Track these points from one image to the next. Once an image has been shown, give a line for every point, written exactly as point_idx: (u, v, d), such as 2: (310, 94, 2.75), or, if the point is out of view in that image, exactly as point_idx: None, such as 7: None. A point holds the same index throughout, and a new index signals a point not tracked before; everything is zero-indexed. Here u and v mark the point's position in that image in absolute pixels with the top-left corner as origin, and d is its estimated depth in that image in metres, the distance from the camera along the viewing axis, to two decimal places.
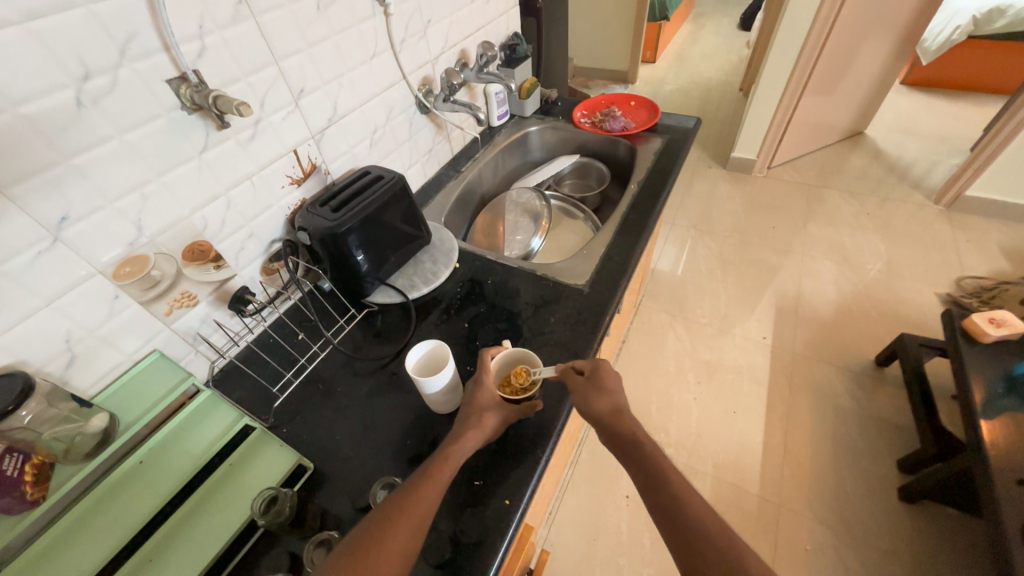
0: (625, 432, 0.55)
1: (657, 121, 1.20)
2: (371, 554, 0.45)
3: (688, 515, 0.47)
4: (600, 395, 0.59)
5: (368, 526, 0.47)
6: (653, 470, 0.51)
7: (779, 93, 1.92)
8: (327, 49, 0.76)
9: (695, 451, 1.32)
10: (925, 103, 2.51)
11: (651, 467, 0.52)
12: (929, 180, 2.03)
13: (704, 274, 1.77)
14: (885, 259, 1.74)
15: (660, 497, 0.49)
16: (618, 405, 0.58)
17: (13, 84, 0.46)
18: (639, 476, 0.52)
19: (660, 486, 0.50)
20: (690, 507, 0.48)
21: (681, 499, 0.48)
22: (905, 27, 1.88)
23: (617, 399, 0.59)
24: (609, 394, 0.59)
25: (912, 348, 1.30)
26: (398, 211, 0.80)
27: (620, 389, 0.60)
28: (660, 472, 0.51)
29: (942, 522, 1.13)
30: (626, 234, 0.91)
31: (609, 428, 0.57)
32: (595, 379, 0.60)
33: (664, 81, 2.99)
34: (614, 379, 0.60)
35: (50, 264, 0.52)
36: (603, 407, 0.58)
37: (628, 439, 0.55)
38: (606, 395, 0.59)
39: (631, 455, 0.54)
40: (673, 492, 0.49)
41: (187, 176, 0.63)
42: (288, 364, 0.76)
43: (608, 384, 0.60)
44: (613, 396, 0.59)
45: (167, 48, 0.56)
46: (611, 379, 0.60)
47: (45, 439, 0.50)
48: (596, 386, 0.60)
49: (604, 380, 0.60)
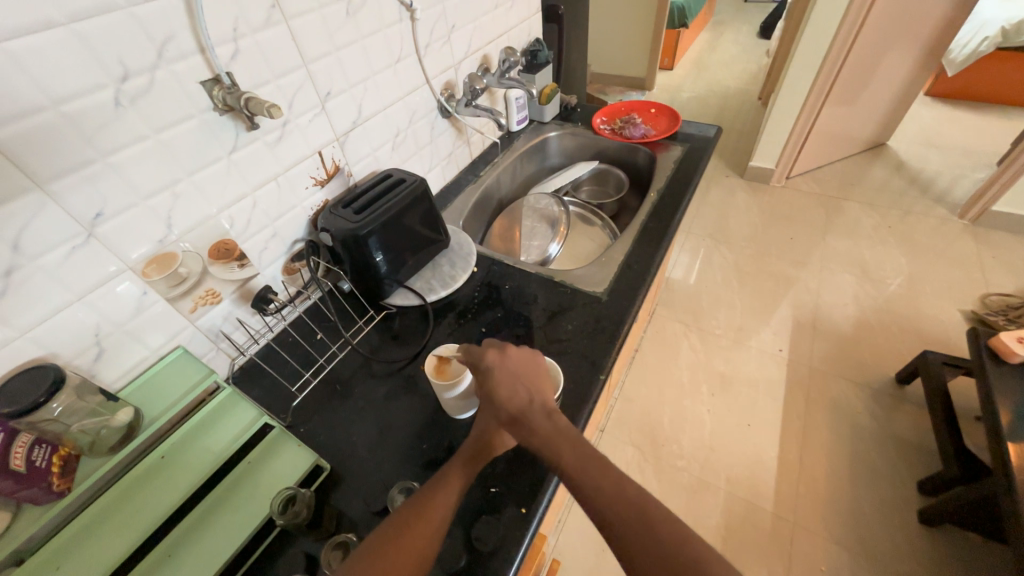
0: (547, 444, 0.51)
1: (678, 129, 1.19)
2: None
3: (625, 520, 0.43)
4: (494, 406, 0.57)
5: (383, 533, 0.46)
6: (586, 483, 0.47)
7: (799, 103, 1.90)
8: (354, 52, 0.77)
9: (708, 464, 1.30)
10: (950, 115, 2.46)
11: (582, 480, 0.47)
12: (954, 193, 1.98)
13: (719, 285, 1.75)
14: (907, 273, 1.71)
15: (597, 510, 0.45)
16: (515, 408, 0.55)
17: (55, 81, 0.47)
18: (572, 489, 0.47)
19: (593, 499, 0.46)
20: (624, 508, 0.44)
21: (619, 505, 0.44)
22: (932, 38, 1.84)
23: (520, 402, 0.56)
24: (507, 396, 0.56)
25: (934, 365, 1.27)
26: (418, 214, 0.81)
27: (515, 385, 0.57)
28: (590, 478, 0.47)
29: (963, 548, 1.10)
30: (645, 243, 0.90)
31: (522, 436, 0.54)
32: (486, 381, 0.58)
33: (682, 89, 2.97)
34: (508, 373, 0.58)
35: (82, 260, 0.53)
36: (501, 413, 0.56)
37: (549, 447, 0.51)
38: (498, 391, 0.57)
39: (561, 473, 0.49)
40: (608, 502, 0.45)
41: (216, 176, 0.64)
42: (307, 363, 0.76)
43: (499, 388, 0.57)
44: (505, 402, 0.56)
45: (202, 50, 0.57)
46: (501, 375, 0.58)
47: (72, 432, 0.51)
48: (486, 391, 0.58)
49: (491, 376, 0.58)
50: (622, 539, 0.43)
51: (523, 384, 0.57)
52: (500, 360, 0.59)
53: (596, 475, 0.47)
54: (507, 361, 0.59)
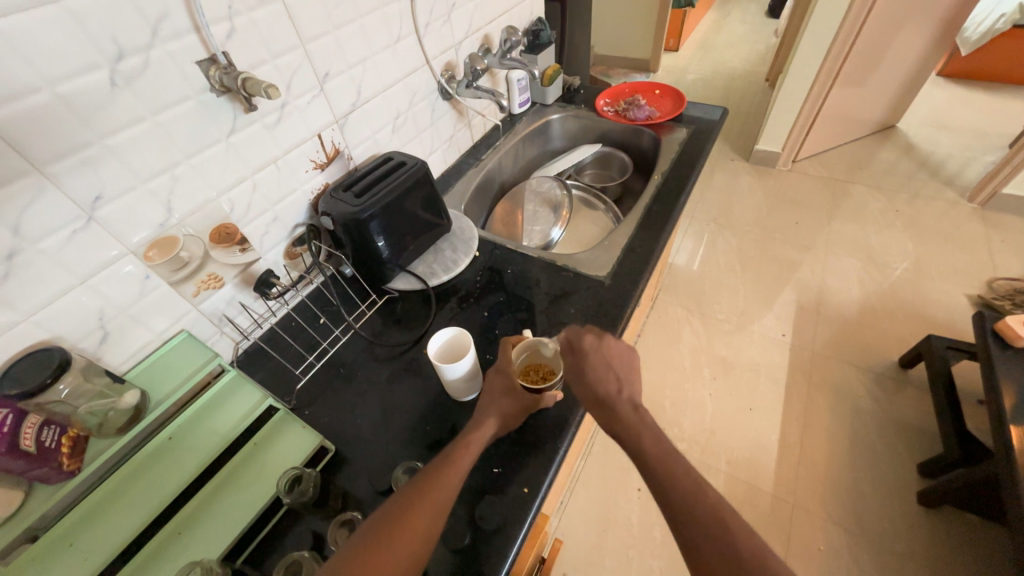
0: (632, 433, 0.52)
1: (683, 111, 1.17)
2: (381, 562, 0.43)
3: (697, 518, 0.44)
4: (578, 384, 0.58)
5: (407, 495, 0.48)
6: (665, 480, 0.47)
7: (807, 84, 1.86)
8: (352, 32, 0.75)
9: (709, 447, 1.31)
10: (962, 95, 2.40)
11: (661, 475, 0.47)
12: (964, 177, 1.95)
13: (722, 270, 1.73)
14: (913, 257, 1.69)
15: (672, 506, 0.45)
16: (597, 392, 0.56)
17: (49, 61, 0.46)
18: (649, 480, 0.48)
19: (670, 494, 0.46)
20: (701, 511, 0.44)
21: (697, 509, 0.44)
22: (945, 16, 1.79)
23: (609, 386, 0.56)
24: (594, 379, 0.57)
25: (939, 350, 1.26)
26: (419, 198, 0.80)
27: (603, 371, 0.57)
28: (671, 474, 0.47)
29: (962, 528, 1.11)
30: (649, 227, 0.89)
31: (603, 416, 0.55)
32: (577, 358, 0.59)
33: (686, 70, 2.91)
34: (601, 358, 0.58)
35: (84, 243, 0.53)
36: (586, 391, 0.57)
37: (633, 432, 0.52)
38: (590, 374, 0.57)
39: (640, 463, 0.50)
40: (685, 499, 0.45)
41: (215, 158, 0.63)
42: (310, 347, 0.77)
43: (586, 370, 0.58)
44: (591, 383, 0.57)
45: (197, 29, 0.56)
46: (594, 359, 0.58)
47: (81, 414, 0.52)
48: (576, 370, 0.58)
49: (586, 358, 0.58)
50: (689, 532, 0.44)
51: (622, 375, 0.57)
52: (597, 344, 0.59)
53: (678, 473, 0.47)
54: (601, 347, 0.59)
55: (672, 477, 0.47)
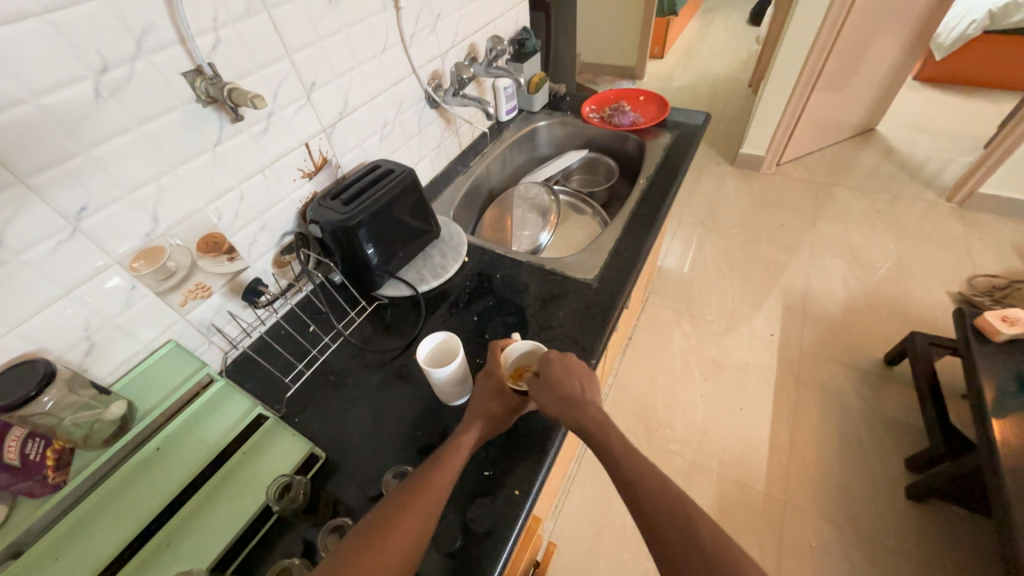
0: (601, 433, 0.52)
1: (667, 116, 1.19)
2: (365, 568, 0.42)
3: (665, 515, 0.44)
4: (546, 390, 0.57)
5: (378, 517, 0.46)
6: (632, 480, 0.48)
7: (788, 90, 1.90)
8: (338, 42, 0.76)
9: (701, 448, 1.32)
10: (938, 99, 2.48)
11: (629, 474, 0.48)
12: (942, 178, 2.00)
13: (711, 272, 1.76)
14: (895, 257, 1.73)
15: (640, 504, 0.46)
16: (570, 394, 0.56)
17: (33, 72, 0.46)
18: (618, 480, 0.49)
19: (638, 492, 0.47)
20: (668, 506, 0.45)
21: (664, 505, 0.45)
22: (918, 23, 1.85)
23: (574, 391, 0.56)
24: (559, 389, 0.56)
25: (921, 346, 1.29)
26: (407, 205, 0.81)
27: (568, 377, 0.57)
28: (639, 473, 0.48)
29: (949, 522, 1.13)
30: (635, 230, 0.91)
31: (572, 419, 0.54)
32: (545, 371, 0.58)
33: (671, 77, 2.97)
34: (565, 367, 0.58)
35: (69, 253, 0.53)
36: (555, 397, 0.56)
37: (602, 432, 0.52)
38: (556, 384, 0.56)
39: (610, 463, 0.50)
40: (653, 496, 0.46)
41: (202, 168, 0.63)
42: (300, 355, 0.77)
43: (554, 375, 0.57)
44: (563, 386, 0.56)
45: (182, 40, 0.57)
46: (559, 369, 0.58)
47: (65, 426, 0.50)
48: (544, 386, 0.57)
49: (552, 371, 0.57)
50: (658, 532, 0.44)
51: (588, 380, 0.59)
52: (559, 355, 0.59)
53: (644, 472, 0.48)
54: (566, 360, 0.59)
55: (638, 476, 0.48)
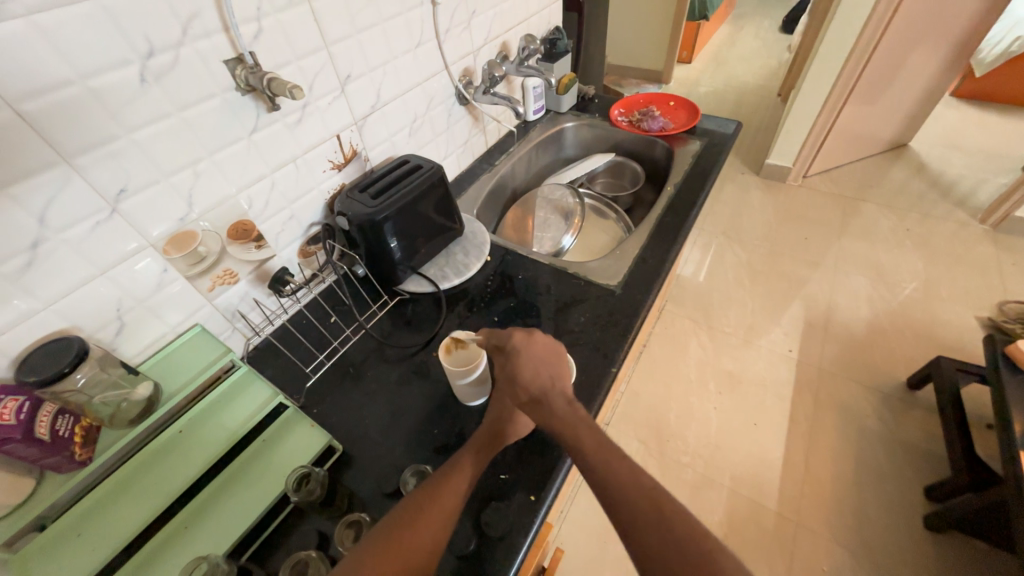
0: (602, 464, 0.45)
1: (697, 123, 1.17)
2: (405, 544, 0.44)
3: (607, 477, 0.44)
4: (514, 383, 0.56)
5: (410, 503, 0.47)
6: (657, 538, 0.39)
7: (820, 101, 1.86)
8: (375, 35, 0.76)
9: (713, 462, 1.30)
10: (976, 116, 2.40)
11: (654, 531, 0.40)
12: (976, 198, 1.94)
13: (730, 283, 1.73)
14: (923, 277, 1.68)
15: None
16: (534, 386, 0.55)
17: (83, 54, 0.47)
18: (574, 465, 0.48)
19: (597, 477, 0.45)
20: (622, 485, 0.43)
21: (714, 572, 0.37)
22: (961, 37, 1.78)
23: (542, 384, 0.55)
24: (531, 379, 0.56)
25: (947, 371, 1.25)
26: (433, 201, 0.80)
27: (536, 364, 0.57)
28: (667, 523, 0.40)
29: (967, 554, 1.10)
30: (660, 238, 0.89)
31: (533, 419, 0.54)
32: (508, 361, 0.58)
33: (699, 83, 2.93)
34: (532, 360, 0.57)
35: (107, 233, 0.54)
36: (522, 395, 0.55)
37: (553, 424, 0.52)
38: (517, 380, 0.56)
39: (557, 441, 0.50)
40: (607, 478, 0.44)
41: (236, 155, 0.64)
42: (321, 346, 0.77)
43: (519, 365, 0.57)
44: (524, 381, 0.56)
45: (226, 29, 0.57)
46: (524, 359, 0.57)
47: (94, 404, 0.52)
48: (509, 371, 0.57)
49: (516, 359, 0.57)
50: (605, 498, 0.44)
51: (552, 366, 0.58)
52: (525, 339, 0.59)
53: (630, 484, 0.43)
54: (532, 343, 0.58)
55: (669, 528, 0.40)
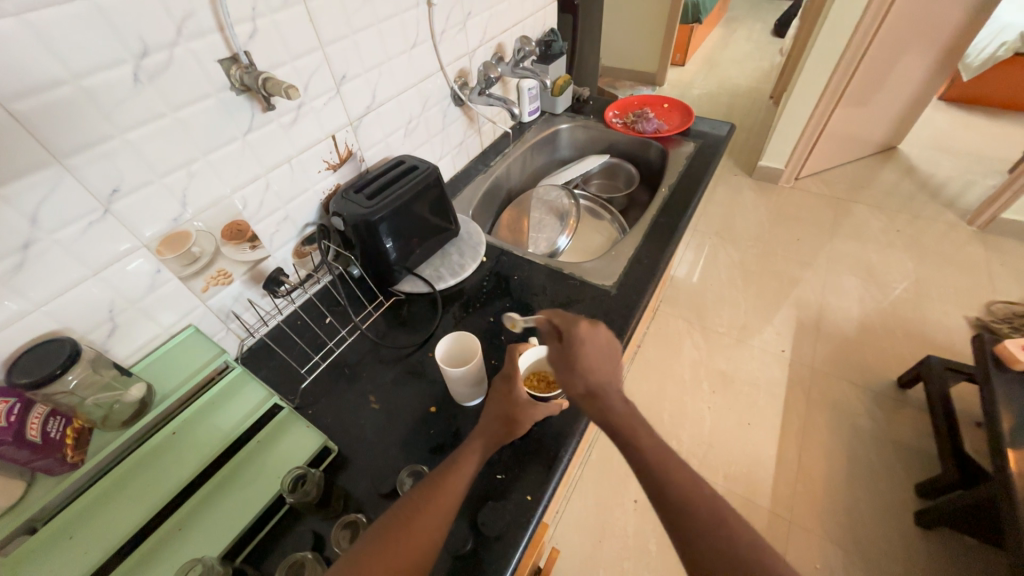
0: (625, 422, 0.51)
1: (691, 125, 1.18)
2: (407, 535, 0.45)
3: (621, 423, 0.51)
4: (573, 377, 0.53)
5: (396, 514, 0.46)
6: (682, 502, 0.44)
7: (812, 103, 1.88)
8: (370, 36, 0.76)
9: (707, 461, 1.31)
10: (963, 119, 2.44)
11: (663, 468, 0.47)
12: (964, 200, 1.97)
13: (724, 283, 1.74)
14: (913, 278, 1.70)
15: (676, 500, 0.45)
16: (595, 383, 0.53)
17: (77, 54, 0.47)
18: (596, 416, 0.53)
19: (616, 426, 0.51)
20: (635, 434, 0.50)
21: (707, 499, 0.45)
22: (949, 42, 1.81)
23: (602, 376, 0.53)
24: (590, 370, 0.53)
25: (937, 370, 1.26)
26: (428, 201, 0.80)
27: (597, 360, 0.53)
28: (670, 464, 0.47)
29: (957, 551, 1.11)
30: (655, 239, 0.90)
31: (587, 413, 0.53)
32: (567, 352, 0.54)
33: (692, 85, 2.95)
34: (592, 353, 0.53)
35: (100, 234, 0.54)
36: (576, 389, 0.53)
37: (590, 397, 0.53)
38: (575, 374, 0.53)
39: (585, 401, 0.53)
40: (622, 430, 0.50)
41: (230, 156, 0.63)
42: (316, 347, 0.77)
43: (579, 360, 0.53)
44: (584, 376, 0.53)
45: (221, 28, 0.57)
46: (590, 352, 0.53)
47: (87, 406, 0.51)
48: (565, 360, 0.53)
49: (578, 348, 0.53)
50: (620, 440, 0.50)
51: (610, 364, 0.54)
52: (590, 331, 0.54)
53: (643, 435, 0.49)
54: (594, 335, 0.54)
55: (670, 470, 0.47)
